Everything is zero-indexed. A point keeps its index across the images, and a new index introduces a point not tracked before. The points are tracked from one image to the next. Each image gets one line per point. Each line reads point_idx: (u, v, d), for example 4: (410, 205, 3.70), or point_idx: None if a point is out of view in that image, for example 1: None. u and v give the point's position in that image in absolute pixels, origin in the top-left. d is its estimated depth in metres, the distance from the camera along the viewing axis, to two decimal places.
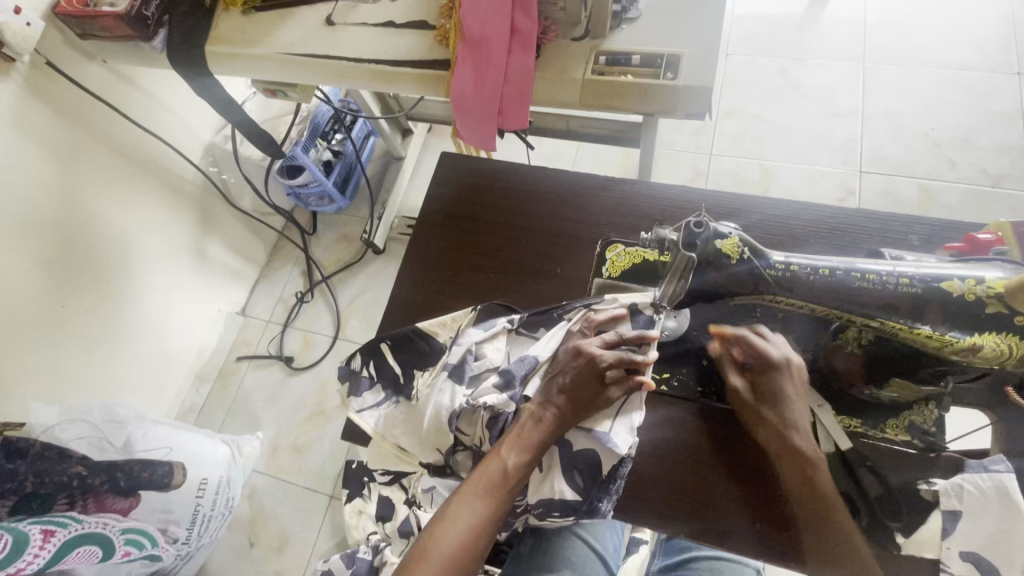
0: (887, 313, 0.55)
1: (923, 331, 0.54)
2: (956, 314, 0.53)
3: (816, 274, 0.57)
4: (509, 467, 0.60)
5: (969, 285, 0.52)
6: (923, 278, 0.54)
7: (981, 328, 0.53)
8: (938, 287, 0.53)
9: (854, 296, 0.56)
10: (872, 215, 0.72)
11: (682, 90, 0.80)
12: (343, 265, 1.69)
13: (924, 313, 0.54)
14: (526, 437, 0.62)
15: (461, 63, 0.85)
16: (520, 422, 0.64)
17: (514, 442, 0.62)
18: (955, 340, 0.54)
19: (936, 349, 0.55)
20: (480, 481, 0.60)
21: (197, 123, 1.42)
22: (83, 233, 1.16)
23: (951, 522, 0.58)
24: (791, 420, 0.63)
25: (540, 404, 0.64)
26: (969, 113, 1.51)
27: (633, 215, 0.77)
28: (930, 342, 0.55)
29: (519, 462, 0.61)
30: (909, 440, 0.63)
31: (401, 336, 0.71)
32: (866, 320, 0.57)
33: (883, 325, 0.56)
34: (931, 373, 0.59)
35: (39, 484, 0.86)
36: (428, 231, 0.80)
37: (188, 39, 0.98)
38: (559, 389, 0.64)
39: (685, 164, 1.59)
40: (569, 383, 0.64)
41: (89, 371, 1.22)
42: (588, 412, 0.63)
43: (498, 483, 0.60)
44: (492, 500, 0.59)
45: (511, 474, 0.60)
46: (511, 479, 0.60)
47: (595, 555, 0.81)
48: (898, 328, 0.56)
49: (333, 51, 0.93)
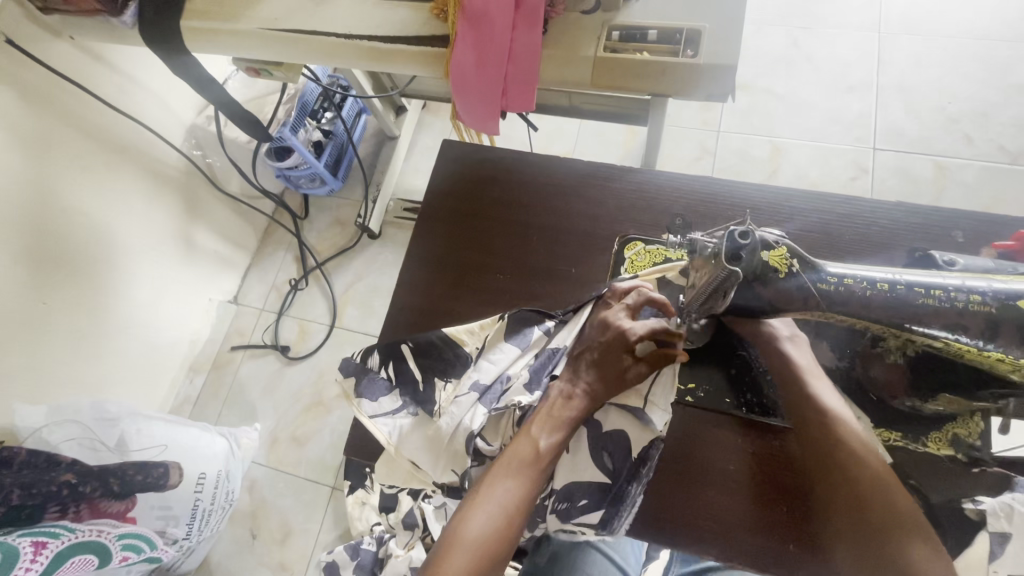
0: (953, 333, 0.49)
1: (996, 354, 0.49)
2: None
3: (874, 290, 0.50)
4: (542, 445, 0.58)
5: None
6: (997, 295, 0.48)
7: None
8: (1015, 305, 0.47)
9: (916, 314, 0.50)
10: (908, 208, 0.68)
11: (703, 69, 0.73)
12: (337, 250, 1.63)
13: (998, 334, 0.48)
14: (557, 416, 0.60)
15: (461, 41, 0.78)
16: (552, 399, 0.62)
17: (545, 421, 0.60)
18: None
19: (1004, 371, 0.50)
20: (512, 460, 0.58)
21: (178, 103, 1.33)
22: (60, 226, 1.09)
23: (999, 545, 0.53)
24: (833, 435, 0.58)
25: (570, 380, 0.62)
26: (988, 87, 1.44)
27: (652, 209, 0.72)
28: (999, 365, 0.49)
29: (551, 441, 0.59)
30: (951, 454, 0.59)
31: (427, 342, 0.67)
32: (927, 340, 0.50)
33: (945, 347, 0.50)
34: (992, 394, 0.53)
35: (27, 496, 0.83)
36: (431, 226, 0.74)
37: (161, 13, 0.90)
38: (588, 363, 0.62)
39: (692, 142, 1.52)
40: (598, 357, 0.62)
41: (76, 369, 1.17)
42: (621, 388, 0.60)
43: (531, 462, 0.58)
44: (526, 480, 0.57)
45: (544, 453, 0.58)
46: (544, 459, 0.58)
47: (613, 566, 0.78)
48: (964, 349, 0.50)
49: (321, 26, 0.85)
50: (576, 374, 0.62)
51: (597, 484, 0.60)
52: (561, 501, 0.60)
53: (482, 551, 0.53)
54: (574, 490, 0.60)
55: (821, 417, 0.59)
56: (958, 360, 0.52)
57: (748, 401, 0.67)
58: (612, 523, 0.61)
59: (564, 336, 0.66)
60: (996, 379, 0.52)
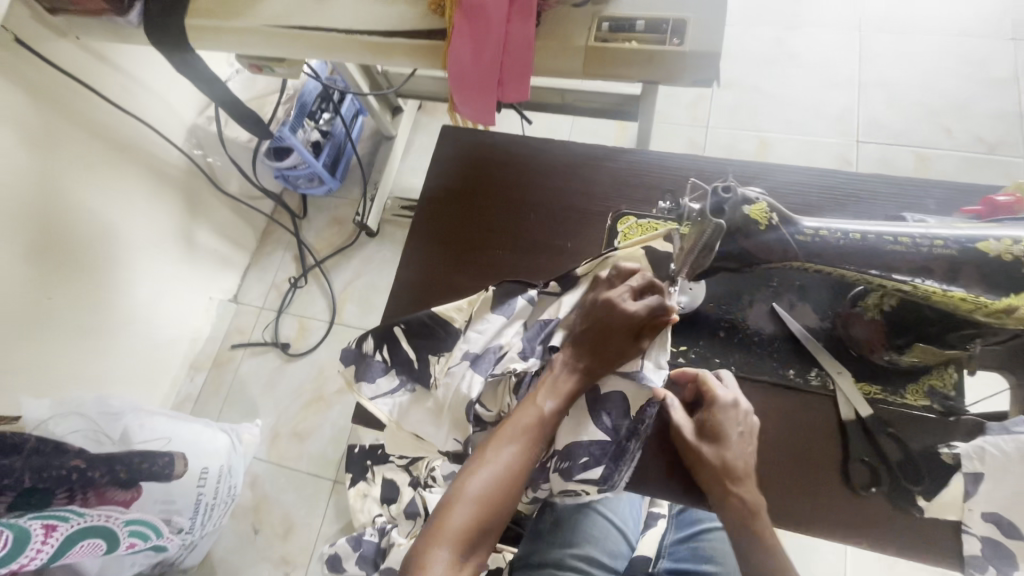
0: (920, 276, 0.54)
1: (958, 294, 0.53)
2: (989, 275, 0.52)
3: (848, 239, 0.55)
4: (545, 413, 0.61)
5: (1005, 244, 0.51)
6: (958, 240, 0.53)
7: (1014, 290, 0.52)
8: (974, 248, 0.52)
9: (888, 260, 0.54)
10: (885, 182, 0.72)
11: (688, 56, 0.77)
12: (336, 248, 1.65)
13: (960, 275, 0.53)
14: (561, 386, 0.62)
15: (458, 32, 0.81)
16: (558, 368, 0.63)
17: (549, 390, 0.62)
18: (989, 302, 0.52)
19: (967, 311, 0.54)
20: (517, 425, 0.61)
21: (179, 104, 1.36)
22: (65, 222, 1.12)
23: (973, 484, 0.56)
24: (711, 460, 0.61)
25: (575, 350, 0.64)
26: (966, 81, 1.50)
27: (643, 186, 0.75)
28: (963, 305, 0.53)
29: (554, 410, 0.61)
30: (928, 405, 0.62)
31: (417, 322, 0.69)
32: (899, 286, 0.55)
33: (914, 290, 0.55)
34: (958, 338, 0.58)
35: (37, 480, 0.83)
36: (431, 208, 0.77)
37: (167, 12, 0.93)
38: (592, 336, 0.63)
39: (683, 138, 1.56)
40: (603, 331, 0.62)
41: (79, 363, 1.18)
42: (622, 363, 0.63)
43: (534, 429, 0.61)
44: (528, 445, 0.60)
45: (547, 421, 0.61)
46: (546, 426, 0.61)
47: (615, 529, 0.82)
48: (929, 291, 0.54)
49: (323, 22, 0.89)
50: (580, 345, 0.64)
51: (597, 442, 0.62)
52: (563, 460, 0.62)
53: (482, 507, 0.58)
54: (575, 449, 0.62)
55: (714, 481, 0.60)
56: (926, 305, 0.56)
57: (737, 361, 0.66)
58: (613, 478, 0.62)
59: (557, 307, 0.68)
60: (962, 322, 0.56)
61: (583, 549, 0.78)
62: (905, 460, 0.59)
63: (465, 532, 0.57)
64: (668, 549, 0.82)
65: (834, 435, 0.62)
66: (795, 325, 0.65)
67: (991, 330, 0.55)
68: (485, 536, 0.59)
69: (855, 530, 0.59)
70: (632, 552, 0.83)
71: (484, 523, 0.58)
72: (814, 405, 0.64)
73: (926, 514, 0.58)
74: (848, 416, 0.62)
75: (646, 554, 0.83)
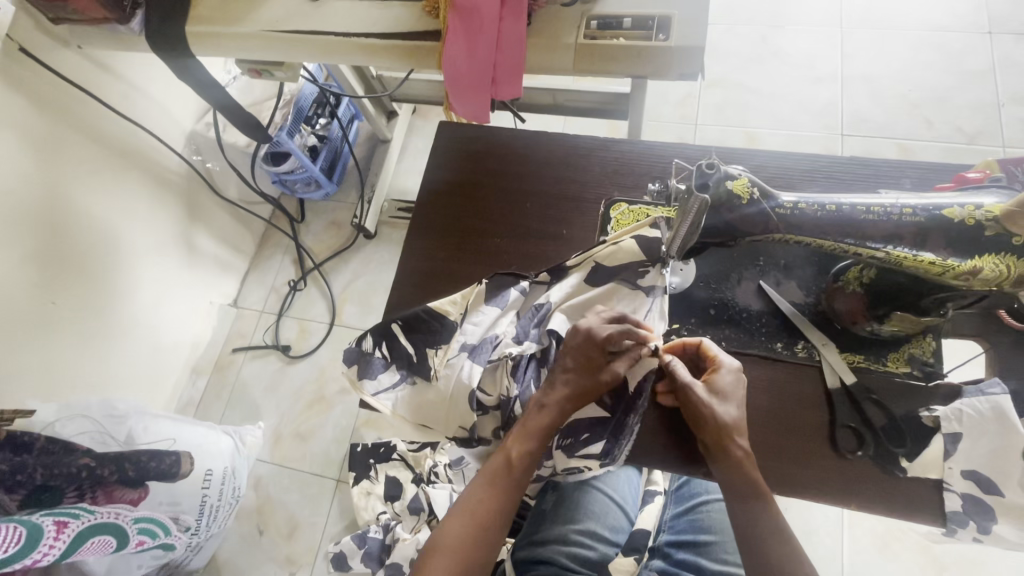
0: (891, 243, 0.57)
1: (927, 259, 0.56)
2: (956, 240, 0.55)
3: (823, 211, 0.58)
4: (514, 456, 0.63)
5: (970, 210, 0.54)
6: (925, 207, 0.56)
7: (980, 252, 0.54)
8: (940, 215, 0.55)
9: (860, 229, 0.57)
10: (865, 165, 0.75)
11: (674, 50, 0.80)
12: (335, 250, 1.68)
13: (927, 241, 0.55)
14: (530, 425, 0.63)
15: (452, 32, 0.84)
16: (526, 411, 0.65)
17: (519, 433, 0.63)
18: (956, 265, 0.55)
19: (937, 276, 0.56)
20: (486, 473, 0.64)
21: (178, 111, 1.38)
22: (67, 227, 1.13)
23: (952, 444, 0.59)
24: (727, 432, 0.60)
25: (545, 388, 0.64)
26: (945, 74, 1.54)
27: (634, 174, 0.78)
28: (931, 269, 0.56)
29: (523, 451, 0.63)
30: (908, 371, 0.65)
31: (413, 316, 0.67)
32: (872, 253, 0.58)
33: (886, 256, 0.58)
34: (932, 302, 0.59)
35: (49, 476, 0.85)
36: (430, 200, 0.80)
37: (167, 20, 0.95)
38: (564, 373, 0.64)
39: (672, 135, 1.60)
40: (576, 366, 0.63)
41: (84, 367, 1.20)
42: (596, 392, 0.63)
43: (503, 473, 0.63)
44: (498, 490, 0.63)
45: (516, 462, 0.63)
46: (517, 468, 0.63)
47: (614, 504, 0.84)
48: (901, 257, 0.57)
49: (320, 26, 0.92)
50: (551, 382, 0.64)
51: (596, 419, 0.65)
52: (565, 437, 0.65)
53: (460, 556, 0.60)
54: (577, 427, 0.65)
55: (721, 441, 0.60)
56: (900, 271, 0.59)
57: (727, 336, 0.68)
58: (614, 451, 0.64)
59: (550, 291, 0.68)
60: (934, 287, 0.58)
61: (585, 523, 0.81)
62: (889, 425, 0.62)
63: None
64: (666, 526, 0.85)
65: (820, 402, 0.65)
66: (782, 302, 0.68)
67: (961, 292, 0.57)
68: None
69: (846, 493, 0.61)
70: (631, 527, 0.85)
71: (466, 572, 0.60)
72: (802, 376, 0.66)
73: (910, 475, 0.61)
74: (834, 386, 0.65)
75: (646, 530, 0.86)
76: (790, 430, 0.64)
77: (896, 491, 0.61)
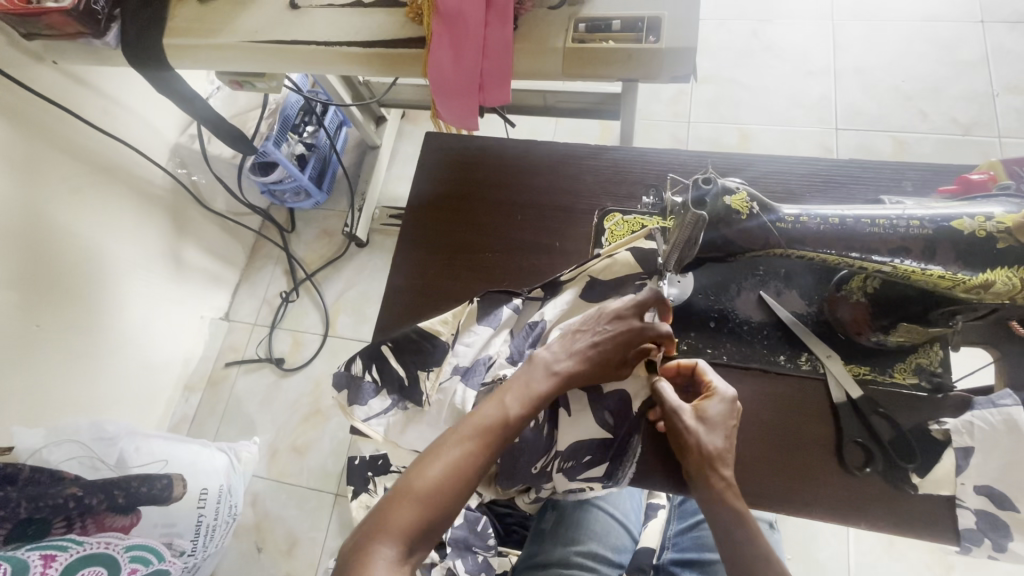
0: (897, 256, 0.55)
1: (937, 273, 0.54)
2: (967, 251, 0.53)
3: (825, 224, 0.57)
4: (511, 414, 0.58)
5: (979, 221, 0.53)
6: (934, 219, 0.54)
7: (992, 265, 0.53)
8: (949, 226, 0.53)
9: (865, 241, 0.56)
10: (864, 167, 0.73)
11: (665, 53, 0.78)
12: (327, 260, 1.65)
13: (936, 253, 0.54)
14: (535, 389, 0.59)
15: (437, 39, 0.82)
16: (533, 371, 0.61)
17: (519, 395, 0.59)
18: (967, 278, 0.54)
19: (948, 289, 0.55)
20: (476, 424, 0.57)
21: (161, 123, 1.35)
22: (49, 247, 1.10)
23: (964, 459, 0.58)
24: (711, 466, 0.58)
25: (559, 356, 0.62)
26: (938, 64, 1.53)
27: (627, 182, 0.76)
28: (941, 283, 0.55)
29: (521, 412, 0.58)
30: (917, 382, 0.63)
31: (404, 338, 0.65)
32: (879, 267, 0.57)
33: (893, 269, 0.56)
34: (941, 315, 0.58)
35: (33, 509, 0.84)
36: (418, 215, 0.77)
37: (143, 32, 0.92)
38: (582, 346, 0.62)
39: (665, 134, 1.58)
40: (597, 343, 0.61)
41: (72, 389, 1.17)
42: (600, 377, 0.61)
43: (494, 429, 0.57)
44: (485, 446, 0.56)
45: (510, 423, 0.58)
46: (510, 427, 0.57)
47: (616, 523, 0.83)
48: (909, 270, 0.56)
49: (301, 35, 0.89)
50: (567, 351, 0.62)
51: (599, 440, 0.62)
52: (567, 460, 0.62)
53: (431, 501, 0.54)
54: (578, 449, 0.62)
55: (702, 470, 0.58)
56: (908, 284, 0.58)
57: (728, 350, 0.66)
58: (617, 473, 0.62)
59: (544, 308, 0.66)
60: (944, 300, 0.57)
61: (586, 544, 0.79)
62: (897, 439, 0.60)
63: (408, 529, 0.52)
64: (670, 542, 0.84)
65: (825, 417, 0.63)
66: (783, 312, 0.66)
67: (973, 306, 0.57)
68: (430, 538, 0.54)
69: (853, 510, 0.60)
70: (634, 545, 0.84)
71: (433, 520, 0.53)
72: (805, 390, 0.65)
73: (921, 492, 0.59)
74: (840, 399, 0.63)
75: (649, 545, 0.85)
76: (794, 447, 0.62)
77: (903, 508, 0.59)
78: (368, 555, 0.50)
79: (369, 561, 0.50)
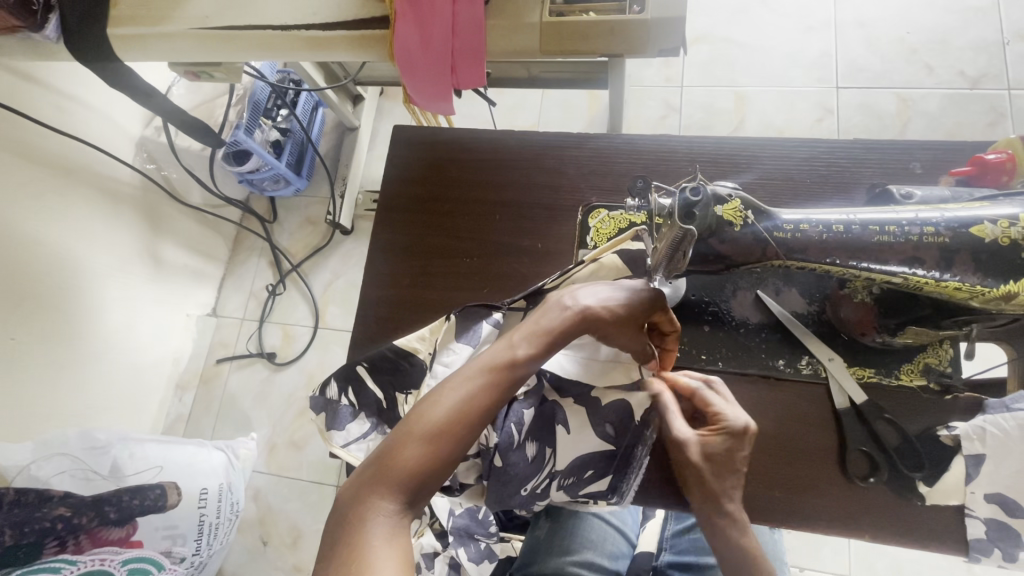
0: (910, 267, 0.52)
1: (953, 284, 0.51)
2: (989, 259, 0.50)
3: (828, 232, 0.53)
4: (519, 356, 0.53)
5: (1002, 227, 0.50)
6: (950, 224, 0.51)
7: (1015, 276, 0.50)
8: (968, 233, 0.50)
9: (874, 250, 0.52)
10: (870, 146, 0.68)
11: (651, 25, 0.71)
12: (312, 249, 1.60)
13: (954, 263, 0.51)
14: (547, 330, 0.54)
15: (401, 18, 0.74)
16: (547, 310, 0.56)
17: (529, 335, 0.54)
18: (986, 290, 0.51)
19: (964, 299, 0.53)
20: (482, 364, 0.53)
21: (122, 116, 1.28)
22: (16, 256, 1.05)
23: (975, 467, 0.56)
24: (714, 502, 0.57)
25: (580, 294, 0.56)
26: (948, 13, 1.43)
27: (613, 174, 0.71)
28: (957, 294, 0.52)
29: (530, 355, 0.53)
30: (924, 384, 0.61)
31: (380, 357, 0.62)
32: (888, 276, 0.53)
33: (903, 281, 0.53)
34: (955, 321, 0.56)
35: (20, 535, 0.85)
36: (392, 217, 0.72)
37: (84, 20, 0.83)
38: (608, 296, 0.56)
39: (657, 100, 1.50)
40: (623, 288, 0.56)
41: (57, 399, 1.14)
42: (625, 326, 0.56)
43: (502, 371, 0.52)
44: (491, 390, 0.51)
45: (520, 365, 0.52)
46: (519, 369, 0.52)
47: (615, 531, 0.83)
48: (924, 282, 0.52)
49: (253, 19, 0.81)
50: (592, 296, 0.56)
51: (601, 454, 0.61)
52: (568, 476, 0.61)
53: (430, 447, 0.49)
54: (579, 465, 0.61)
55: (705, 504, 0.58)
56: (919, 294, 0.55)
57: (724, 356, 0.63)
58: (621, 487, 0.60)
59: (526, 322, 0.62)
60: (958, 309, 0.55)
61: (583, 554, 0.79)
62: (902, 445, 0.58)
63: (406, 477, 0.48)
64: (666, 543, 0.82)
65: (826, 423, 0.61)
66: (779, 310, 0.63)
67: (989, 315, 0.54)
68: (431, 486, 0.50)
69: (854, 517, 0.58)
70: (632, 550, 0.84)
71: (434, 466, 0.49)
72: (803, 394, 0.62)
73: (928, 501, 0.57)
74: (842, 404, 0.61)
75: (648, 549, 0.83)
76: (796, 457, 0.60)
77: (907, 514, 0.58)
78: (364, 502, 0.47)
79: (366, 510, 0.47)
